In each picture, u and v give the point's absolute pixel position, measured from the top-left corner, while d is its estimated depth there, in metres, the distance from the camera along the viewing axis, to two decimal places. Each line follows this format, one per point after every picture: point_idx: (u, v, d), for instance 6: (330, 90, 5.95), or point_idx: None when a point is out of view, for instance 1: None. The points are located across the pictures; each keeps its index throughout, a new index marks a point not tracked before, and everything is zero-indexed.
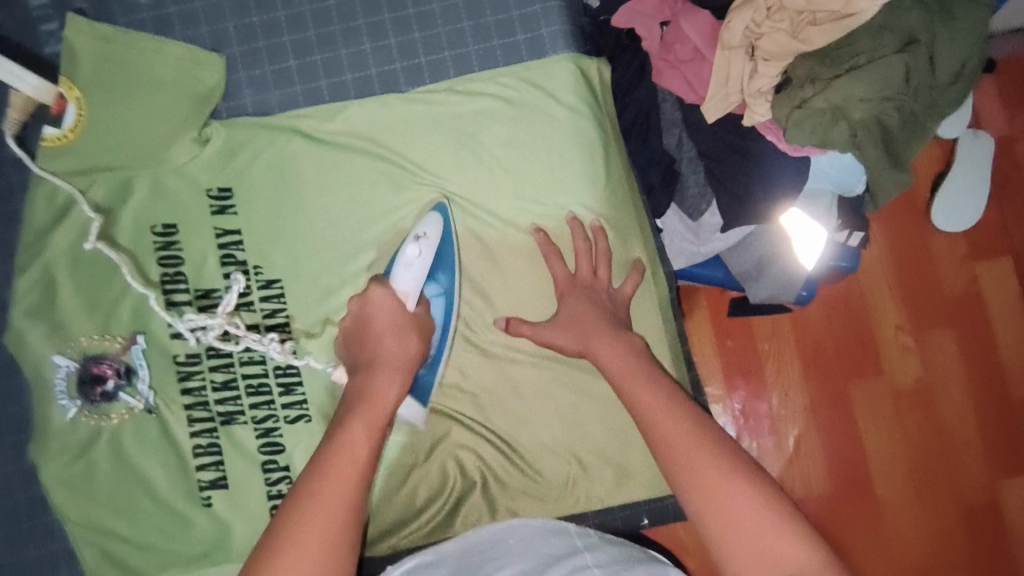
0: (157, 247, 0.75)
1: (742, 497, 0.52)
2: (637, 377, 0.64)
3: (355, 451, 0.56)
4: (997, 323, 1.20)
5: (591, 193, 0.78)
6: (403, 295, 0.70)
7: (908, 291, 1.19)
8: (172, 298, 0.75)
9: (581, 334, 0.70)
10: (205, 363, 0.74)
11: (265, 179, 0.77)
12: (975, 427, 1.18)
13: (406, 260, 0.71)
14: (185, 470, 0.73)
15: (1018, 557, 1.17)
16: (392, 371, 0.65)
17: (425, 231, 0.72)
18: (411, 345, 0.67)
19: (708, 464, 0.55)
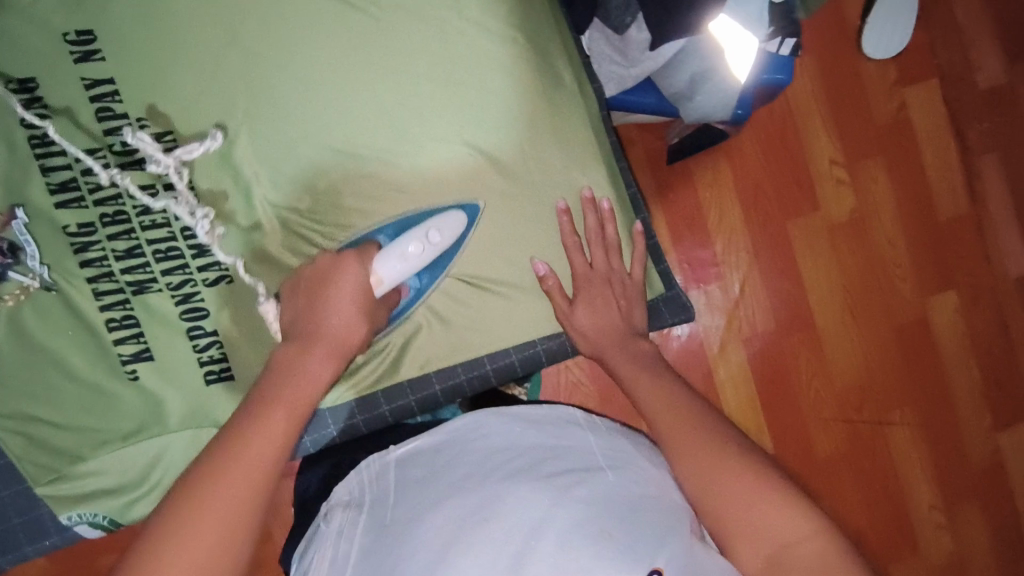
0: (18, 107, 0.67)
1: (749, 474, 0.58)
2: (682, 413, 0.65)
3: (270, 428, 0.54)
4: (925, 147, 1.21)
5: (505, 4, 0.71)
6: (376, 280, 0.64)
7: (841, 124, 1.19)
8: (48, 162, 0.67)
9: (597, 339, 0.74)
10: (101, 232, 0.68)
11: (125, 16, 0.67)
12: (907, 250, 1.21)
13: (400, 254, 0.66)
14: (102, 346, 0.68)
15: (948, 367, 1.23)
16: (326, 352, 0.60)
17: (435, 238, 0.68)
18: (358, 333, 0.63)
19: (729, 483, 0.58)
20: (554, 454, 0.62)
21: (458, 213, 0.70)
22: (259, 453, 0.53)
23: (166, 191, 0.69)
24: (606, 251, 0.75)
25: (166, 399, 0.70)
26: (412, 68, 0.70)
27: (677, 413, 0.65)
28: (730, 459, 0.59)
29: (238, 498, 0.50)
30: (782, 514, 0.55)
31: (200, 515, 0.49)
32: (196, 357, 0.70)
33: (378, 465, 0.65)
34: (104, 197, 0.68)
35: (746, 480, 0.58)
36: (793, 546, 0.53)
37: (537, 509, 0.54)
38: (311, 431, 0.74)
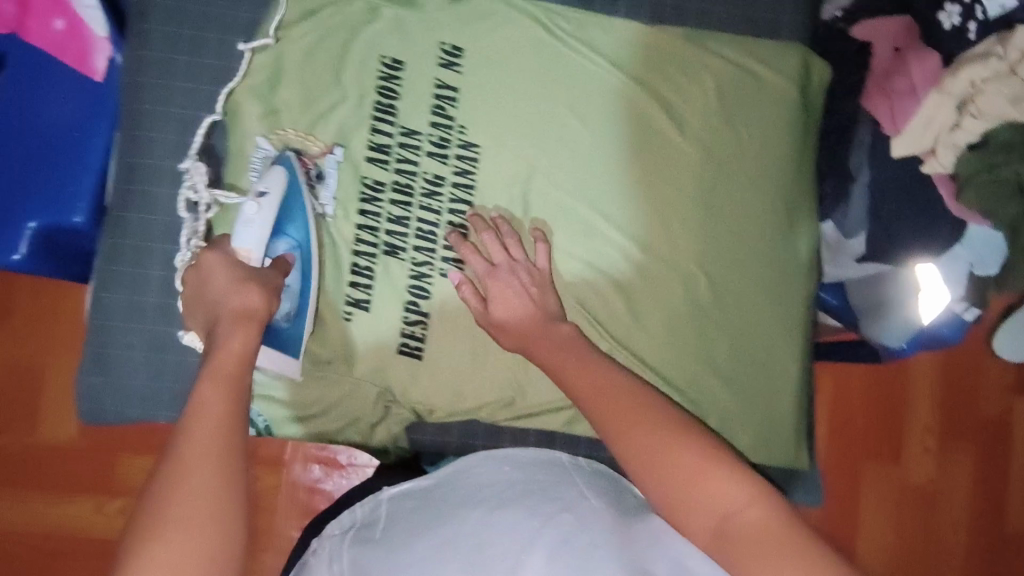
0: (380, 76, 0.79)
1: (655, 434, 0.61)
2: (590, 379, 0.68)
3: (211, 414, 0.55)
4: (1013, 456, 1.24)
5: (777, 176, 0.83)
6: (245, 254, 0.67)
7: (948, 401, 1.23)
8: (378, 126, 0.79)
9: (517, 330, 0.74)
10: (387, 195, 0.78)
11: (493, 52, 0.80)
12: (962, 539, 1.23)
13: (246, 217, 0.68)
14: (338, 281, 0.77)
15: None
16: (233, 322, 0.62)
17: (266, 186, 0.70)
18: (255, 295, 0.64)
19: (662, 458, 0.59)
20: (540, 492, 0.67)
21: (280, 167, 0.72)
22: (212, 435, 0.54)
23: (450, 187, 0.79)
24: (503, 247, 0.77)
25: (362, 347, 0.77)
26: (682, 189, 0.82)
27: (614, 391, 0.66)
28: (649, 433, 0.61)
29: (208, 498, 0.51)
30: (710, 476, 0.56)
31: (167, 522, 0.49)
32: (401, 326, 0.78)
33: (373, 502, 0.71)
34: (404, 169, 0.79)
35: (660, 452, 0.59)
36: (738, 512, 0.53)
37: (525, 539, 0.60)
38: (460, 434, 0.81)
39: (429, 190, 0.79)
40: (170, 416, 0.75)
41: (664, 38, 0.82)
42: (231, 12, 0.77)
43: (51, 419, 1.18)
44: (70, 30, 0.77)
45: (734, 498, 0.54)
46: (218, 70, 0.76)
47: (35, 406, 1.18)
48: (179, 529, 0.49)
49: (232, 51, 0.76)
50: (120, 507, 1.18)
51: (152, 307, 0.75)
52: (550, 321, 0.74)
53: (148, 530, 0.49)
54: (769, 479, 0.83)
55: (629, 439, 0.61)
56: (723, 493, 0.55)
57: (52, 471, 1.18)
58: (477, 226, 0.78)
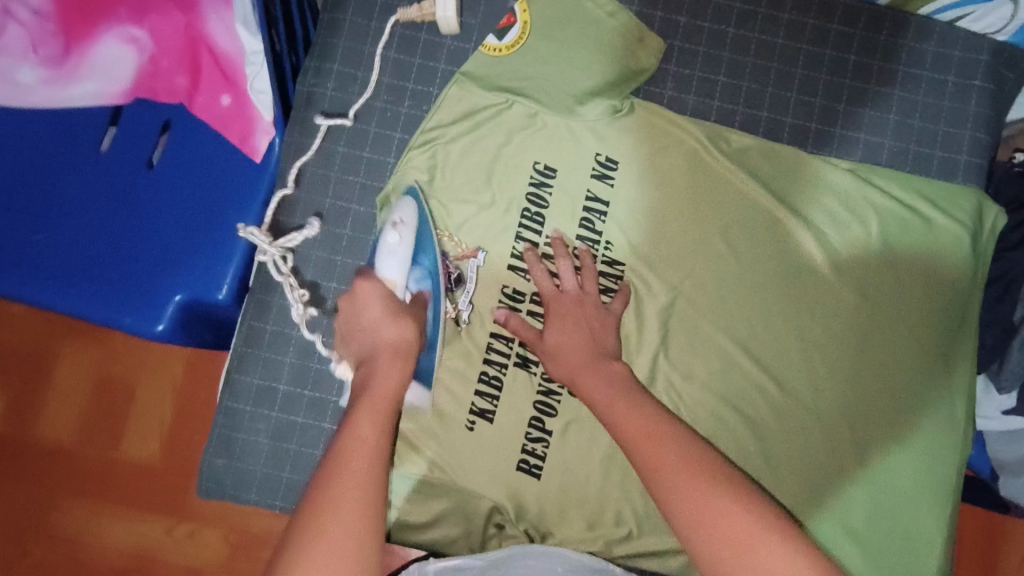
0: (531, 183, 0.78)
1: (725, 503, 0.56)
2: (654, 439, 0.61)
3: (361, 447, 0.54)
4: None
5: (935, 325, 0.77)
6: (391, 284, 0.68)
7: None
8: (523, 233, 0.77)
9: (568, 360, 0.69)
10: (525, 306, 0.77)
11: (650, 169, 0.78)
12: None
13: (387, 248, 0.70)
14: (467, 387, 0.77)
15: None
16: (391, 355, 0.62)
17: (401, 218, 0.71)
18: (402, 328, 0.64)
19: (737, 534, 0.54)
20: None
21: (408, 200, 0.73)
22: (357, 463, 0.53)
23: None
24: (579, 279, 0.73)
25: (480, 460, 0.76)
26: (833, 329, 0.77)
27: (665, 445, 0.60)
28: (719, 502, 0.56)
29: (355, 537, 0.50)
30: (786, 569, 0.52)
31: (316, 548, 0.49)
32: (522, 442, 0.76)
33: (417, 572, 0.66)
34: None
35: (735, 526, 0.55)
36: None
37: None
38: None
39: None
40: (285, 507, 0.74)
41: (831, 169, 0.78)
42: (394, 107, 0.79)
43: (138, 429, 1.09)
44: (238, 110, 0.79)
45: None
46: (377, 164, 0.78)
47: (124, 418, 1.09)
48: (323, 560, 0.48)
49: (394, 148, 0.78)
50: (190, 531, 1.07)
51: (281, 394, 0.75)
52: (608, 356, 0.69)
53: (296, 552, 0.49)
54: None
55: (685, 506, 0.56)
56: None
57: (130, 489, 1.08)
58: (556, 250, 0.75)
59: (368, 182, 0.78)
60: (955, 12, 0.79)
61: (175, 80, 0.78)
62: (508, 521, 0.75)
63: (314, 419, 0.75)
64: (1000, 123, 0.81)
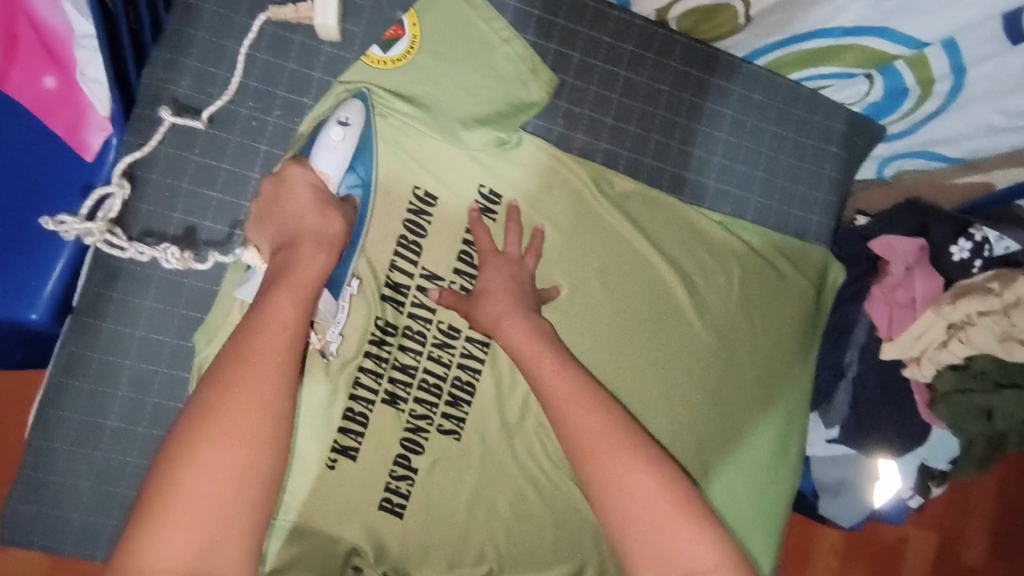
0: (410, 210, 0.74)
1: (635, 468, 0.59)
2: (574, 397, 0.62)
3: (283, 318, 0.54)
4: None
5: (780, 369, 0.84)
6: (325, 177, 0.66)
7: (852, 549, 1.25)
8: (398, 262, 0.73)
9: (488, 305, 0.69)
10: (399, 339, 0.74)
11: (532, 204, 0.77)
12: None
13: (329, 143, 0.67)
14: (329, 424, 0.71)
15: None
16: (317, 245, 0.59)
17: (348, 117, 0.69)
18: (333, 220, 0.62)
19: (632, 488, 0.58)
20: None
21: (358, 102, 0.71)
22: (270, 341, 0.53)
23: (465, 339, 0.74)
24: (522, 250, 0.74)
25: (340, 500, 0.71)
26: (694, 371, 0.81)
27: (581, 400, 0.61)
28: (630, 465, 0.59)
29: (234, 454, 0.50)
30: (680, 530, 0.57)
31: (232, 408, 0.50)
32: (386, 481, 0.72)
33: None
34: (418, 314, 0.74)
35: (643, 492, 0.58)
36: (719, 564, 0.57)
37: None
38: None
39: (443, 339, 0.74)
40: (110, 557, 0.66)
41: (703, 220, 0.82)
42: (261, 115, 0.71)
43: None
44: (64, 94, 0.67)
45: (701, 555, 0.57)
46: (239, 177, 0.71)
47: None
48: (243, 434, 0.50)
49: (258, 161, 0.71)
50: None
51: (110, 432, 0.66)
52: (534, 308, 0.70)
53: (207, 422, 0.50)
54: None
55: (596, 453, 0.59)
56: (685, 541, 0.57)
57: None
58: (507, 219, 0.75)
59: (228, 195, 0.70)
60: (817, 81, 0.85)
61: None
62: (366, 562, 0.72)
63: (149, 460, 0.67)
64: (849, 186, 0.88)
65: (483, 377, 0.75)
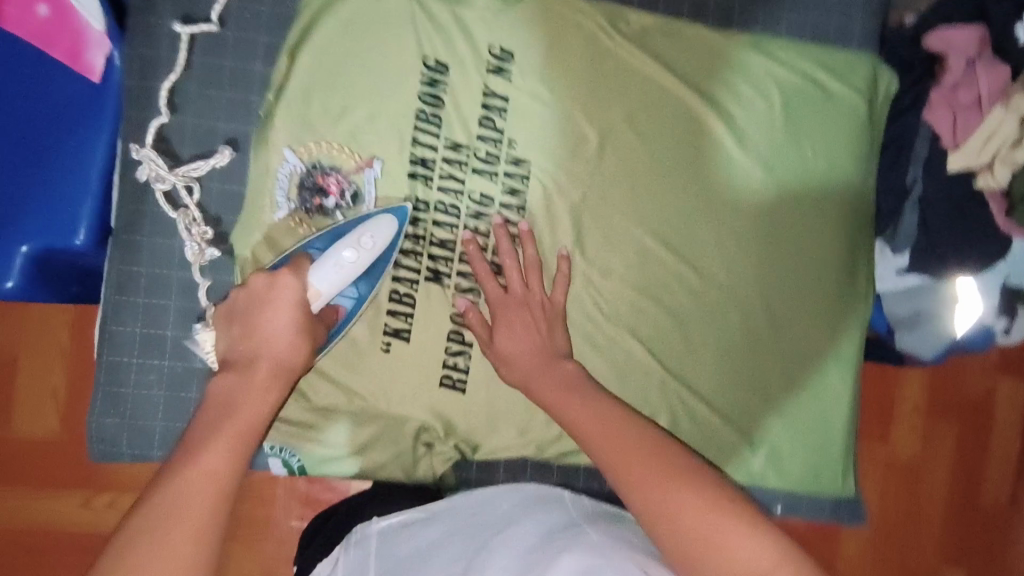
0: (423, 80, 0.71)
1: (678, 487, 0.56)
2: (602, 427, 0.62)
3: (250, 413, 0.56)
4: (1000, 441, 1.22)
5: (837, 195, 0.79)
6: (313, 295, 0.63)
7: (938, 384, 1.20)
8: (420, 136, 0.72)
9: (523, 365, 0.68)
10: (432, 215, 0.72)
11: (547, 56, 0.73)
12: (943, 515, 1.21)
13: (337, 264, 0.64)
14: (377, 310, 0.71)
15: None
16: (269, 374, 0.59)
17: (369, 240, 0.67)
18: (287, 330, 0.60)
19: (668, 498, 0.55)
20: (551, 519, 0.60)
21: (392, 219, 0.69)
22: (235, 437, 0.54)
23: (499, 206, 0.73)
24: (524, 277, 0.70)
25: (402, 381, 0.72)
26: (743, 208, 0.77)
27: (620, 430, 0.62)
28: (671, 489, 0.56)
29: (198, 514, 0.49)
30: (725, 518, 0.53)
31: (205, 462, 0.52)
32: (443, 357, 0.72)
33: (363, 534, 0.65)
34: (448, 187, 0.72)
35: (688, 508, 0.54)
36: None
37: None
38: (507, 469, 0.76)
39: (477, 209, 0.73)
40: None
41: (730, 46, 0.77)
42: (255, 8, 0.69)
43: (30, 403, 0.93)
44: (58, 17, 0.66)
45: (757, 558, 0.50)
46: (246, 75, 0.69)
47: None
48: (205, 498, 0.50)
49: (262, 55, 0.69)
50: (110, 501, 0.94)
51: (170, 340, 0.68)
52: (559, 351, 0.70)
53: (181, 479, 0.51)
54: (820, 505, 0.81)
55: (635, 475, 0.58)
56: (748, 550, 0.51)
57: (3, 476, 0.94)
58: (497, 240, 0.70)
59: (238, 95, 0.69)
60: None
61: None
62: (437, 437, 0.73)
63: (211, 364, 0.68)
64: None
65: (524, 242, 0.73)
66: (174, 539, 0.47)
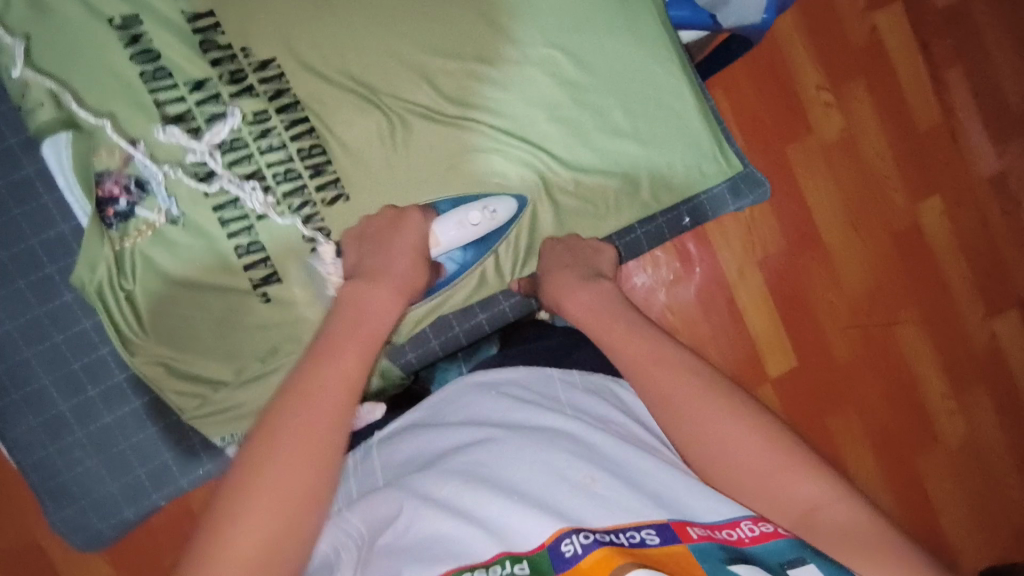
0: (125, 44, 0.68)
1: (746, 429, 0.55)
2: (620, 334, 0.66)
3: (343, 379, 0.53)
4: (807, 75, 1.42)
5: None
6: (433, 242, 0.72)
7: (744, 69, 1.40)
8: (160, 97, 0.69)
9: (552, 288, 0.74)
10: (223, 160, 0.70)
11: None
12: (806, 163, 1.42)
13: (461, 219, 0.72)
14: (231, 270, 0.70)
15: (846, 251, 1.45)
16: (395, 290, 0.64)
17: (495, 207, 0.74)
18: (407, 263, 0.67)
19: (728, 435, 0.55)
20: (572, 414, 0.59)
21: (512, 199, 0.75)
22: (329, 401, 0.51)
23: (278, 115, 0.71)
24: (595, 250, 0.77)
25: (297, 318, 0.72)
26: None
27: (662, 364, 0.61)
28: (747, 428, 0.55)
29: (286, 485, 0.46)
30: (716, 411, 0.57)
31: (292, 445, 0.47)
32: (320, 276, 0.72)
33: (366, 446, 0.66)
34: (220, 126, 0.69)
35: (751, 446, 0.54)
36: (819, 507, 0.50)
37: (522, 470, 0.52)
38: (438, 333, 0.80)
39: (260, 130, 0.70)
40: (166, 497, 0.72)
41: None
42: None
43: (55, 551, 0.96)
44: None
45: (819, 492, 0.51)
46: None
47: None
48: (293, 468, 0.46)
49: None
50: None
51: (72, 408, 0.69)
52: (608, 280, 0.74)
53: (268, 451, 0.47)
54: (720, 198, 0.83)
55: (687, 412, 0.58)
56: (796, 481, 0.52)
57: None
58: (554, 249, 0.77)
59: None
60: None
61: None
62: None
63: (119, 407, 0.70)
64: None
65: (320, 133, 0.71)
66: (288, 462, 0.46)
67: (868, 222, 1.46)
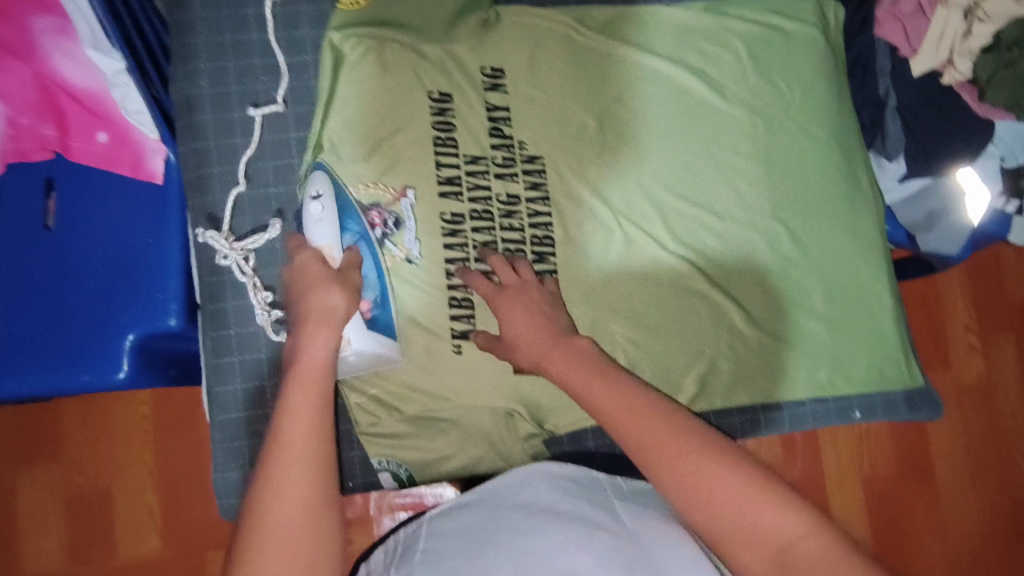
0: (433, 111, 0.80)
1: (714, 466, 0.56)
2: (585, 375, 0.65)
3: (317, 360, 0.62)
4: (964, 318, 1.40)
5: (820, 118, 0.87)
6: (326, 250, 0.70)
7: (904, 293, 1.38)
8: (441, 158, 0.79)
9: (532, 342, 0.70)
10: (468, 223, 0.78)
11: (534, 65, 0.83)
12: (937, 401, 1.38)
13: (314, 218, 0.71)
14: (442, 317, 0.77)
15: (958, 502, 1.36)
16: (315, 324, 0.64)
17: (318, 189, 0.73)
18: (336, 295, 0.65)
19: (699, 477, 0.56)
20: (617, 515, 0.60)
21: (320, 172, 0.75)
22: (304, 400, 0.59)
23: (526, 202, 0.80)
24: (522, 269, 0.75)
25: (475, 378, 0.76)
26: (742, 150, 0.84)
27: (633, 410, 0.61)
28: (715, 469, 0.56)
29: (300, 509, 0.54)
30: (683, 452, 0.57)
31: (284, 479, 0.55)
32: None
33: (416, 524, 0.65)
34: (477, 196, 0.79)
35: (721, 484, 0.55)
36: (794, 542, 0.52)
37: (567, 559, 0.52)
38: (595, 436, 0.82)
39: (507, 209, 0.80)
40: None
41: (687, 15, 0.87)
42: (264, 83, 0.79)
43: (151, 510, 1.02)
44: (115, 142, 0.78)
45: (791, 524, 0.52)
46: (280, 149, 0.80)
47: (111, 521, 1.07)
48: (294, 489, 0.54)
49: (285, 123, 0.79)
50: None
51: (269, 389, 0.76)
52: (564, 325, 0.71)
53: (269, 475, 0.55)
54: (894, 404, 0.84)
55: (659, 461, 0.57)
56: (769, 518, 0.53)
57: None
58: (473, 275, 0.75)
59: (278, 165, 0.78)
60: None
61: (43, 131, 0.75)
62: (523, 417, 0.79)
63: None
64: None
65: (555, 227, 0.80)
66: (292, 492, 0.54)
67: (986, 477, 1.38)
